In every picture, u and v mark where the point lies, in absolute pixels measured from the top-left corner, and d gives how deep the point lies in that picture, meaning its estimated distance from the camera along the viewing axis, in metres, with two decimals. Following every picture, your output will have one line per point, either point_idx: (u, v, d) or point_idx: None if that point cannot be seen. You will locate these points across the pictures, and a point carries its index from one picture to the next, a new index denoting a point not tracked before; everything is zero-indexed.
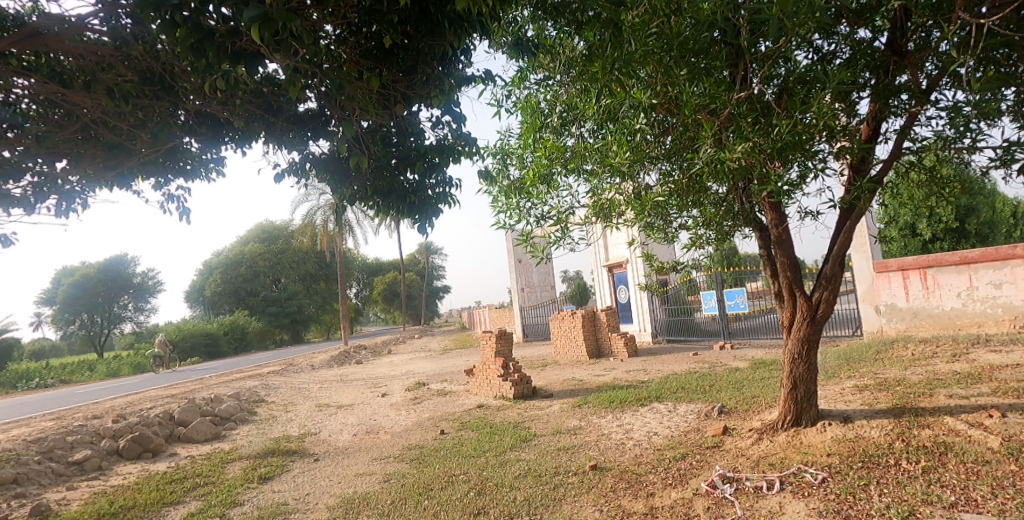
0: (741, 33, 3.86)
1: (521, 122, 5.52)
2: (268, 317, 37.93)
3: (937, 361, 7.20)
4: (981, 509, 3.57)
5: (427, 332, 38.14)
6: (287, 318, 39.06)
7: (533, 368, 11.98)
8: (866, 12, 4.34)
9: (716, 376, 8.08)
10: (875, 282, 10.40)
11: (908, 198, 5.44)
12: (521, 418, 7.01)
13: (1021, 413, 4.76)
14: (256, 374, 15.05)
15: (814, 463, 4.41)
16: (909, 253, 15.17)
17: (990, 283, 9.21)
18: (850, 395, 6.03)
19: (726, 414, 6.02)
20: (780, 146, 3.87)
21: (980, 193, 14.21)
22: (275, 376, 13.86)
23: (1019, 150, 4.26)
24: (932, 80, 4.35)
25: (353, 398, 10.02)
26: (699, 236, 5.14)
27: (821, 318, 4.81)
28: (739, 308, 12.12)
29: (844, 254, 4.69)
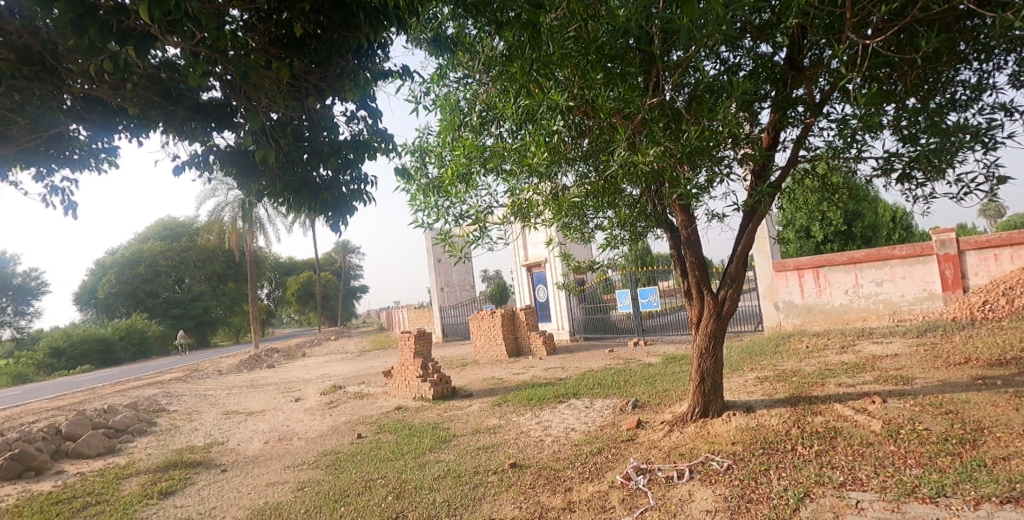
0: (654, 41, 4.02)
1: (440, 119, 5.43)
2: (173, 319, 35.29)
3: (829, 352, 7.83)
4: (866, 487, 3.92)
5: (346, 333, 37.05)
6: (193, 320, 36.56)
7: (453, 368, 11.92)
8: (768, 28, 4.63)
9: (630, 372, 8.38)
10: (775, 280, 11.12)
11: (804, 203, 5.84)
12: (441, 418, 6.93)
13: (899, 399, 5.28)
14: (155, 381, 13.96)
15: (720, 452, 4.65)
16: (804, 254, 16.52)
17: (873, 282, 10.17)
18: (752, 387, 6.44)
19: (639, 408, 6.25)
20: (689, 151, 4.10)
21: (865, 200, 15.72)
22: (175, 384, 12.90)
23: (897, 161, 4.68)
24: (825, 95, 4.69)
25: (264, 403, 9.54)
26: (614, 237, 5.29)
27: (725, 315, 5.06)
28: (652, 306, 12.72)
29: (747, 254, 4.96)
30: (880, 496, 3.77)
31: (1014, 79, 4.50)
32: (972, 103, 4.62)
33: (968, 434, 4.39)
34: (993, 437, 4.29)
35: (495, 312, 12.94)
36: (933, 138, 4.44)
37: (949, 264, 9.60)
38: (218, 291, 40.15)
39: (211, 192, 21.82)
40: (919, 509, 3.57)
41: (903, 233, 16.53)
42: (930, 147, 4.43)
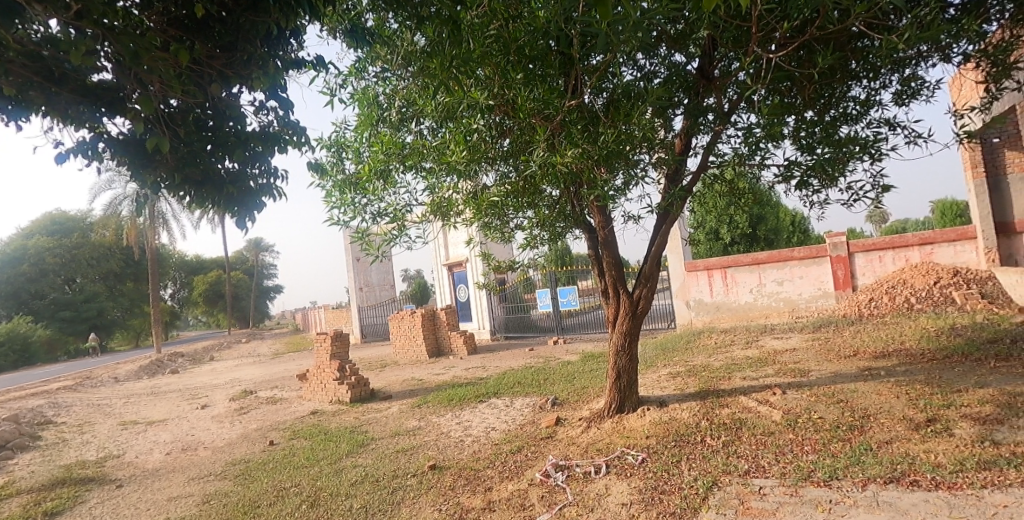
0: (574, 43, 4.11)
1: (357, 114, 5.28)
2: (58, 324, 32.39)
3: (735, 348, 8.29)
4: (768, 473, 4.17)
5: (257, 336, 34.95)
6: (85, 323, 33.87)
7: (371, 370, 11.64)
8: (681, 38, 4.79)
9: (550, 370, 8.52)
10: (686, 280, 11.65)
11: (713, 206, 6.15)
12: (359, 422, 6.74)
13: (797, 390, 5.66)
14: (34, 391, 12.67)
15: (635, 446, 4.81)
16: (713, 255, 17.48)
17: (775, 281, 10.88)
18: (666, 382, 6.70)
19: (558, 406, 6.36)
20: (606, 153, 4.22)
21: (768, 204, 16.84)
22: (61, 393, 11.77)
23: (796, 169, 5.01)
24: (732, 104, 4.94)
25: (166, 412, 8.91)
26: (534, 236, 5.35)
27: (640, 313, 5.24)
28: (571, 305, 12.98)
29: (661, 255, 5.14)
30: (781, 481, 4.02)
31: (898, 96, 4.90)
32: (861, 118, 5.01)
33: (857, 421, 4.77)
34: (877, 423, 4.69)
35: (416, 312, 12.77)
36: (828, 148, 4.77)
37: (841, 265, 10.44)
38: (114, 292, 37.06)
39: (107, 184, 20.16)
40: (815, 492, 3.84)
41: (800, 237, 17.85)
42: (825, 157, 4.76)
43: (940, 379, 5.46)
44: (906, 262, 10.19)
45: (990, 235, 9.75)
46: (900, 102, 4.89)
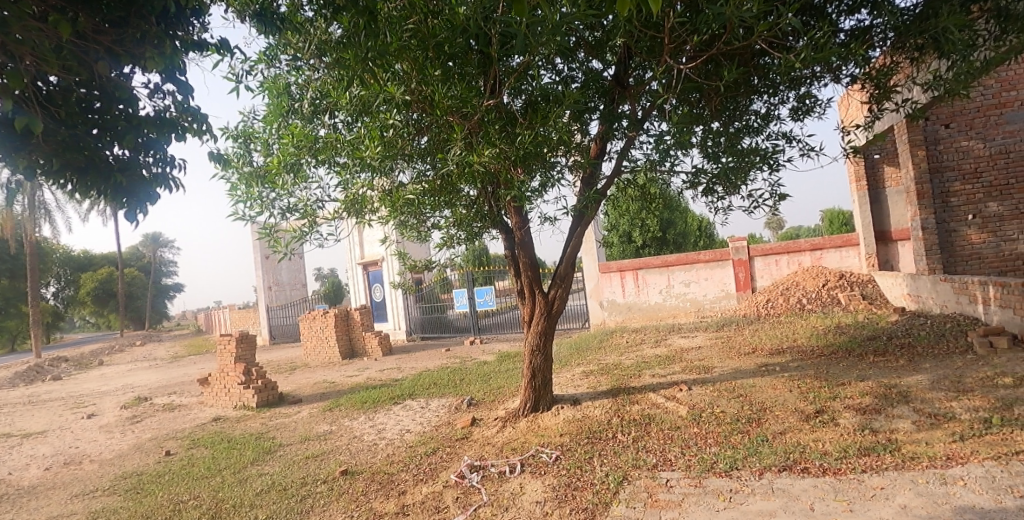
0: (493, 43, 4.20)
1: (267, 103, 5.15)
2: None
3: (645, 347, 8.62)
4: (673, 466, 4.35)
5: (150, 338, 32.25)
6: None
7: (279, 373, 11.16)
8: (599, 45, 4.97)
9: (466, 370, 8.53)
10: (600, 281, 12.03)
11: (626, 209, 6.40)
12: (265, 428, 6.43)
13: (701, 386, 5.97)
14: None
15: (549, 444, 4.88)
16: (625, 257, 18.16)
17: (682, 283, 11.53)
18: (579, 380, 6.87)
19: (474, 406, 6.36)
20: (523, 154, 4.34)
21: (677, 209, 17.74)
22: None
23: (702, 176, 5.29)
24: (645, 112, 5.14)
25: (45, 423, 8.11)
26: (451, 236, 5.39)
27: (555, 313, 5.35)
28: (487, 305, 13.17)
29: (576, 256, 5.27)
30: (685, 473, 4.21)
31: (794, 112, 5.27)
32: (762, 130, 5.35)
33: (754, 414, 5.07)
34: (772, 415, 5.01)
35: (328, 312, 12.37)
36: (732, 158, 5.07)
37: (742, 268, 11.27)
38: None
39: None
40: (716, 482, 4.04)
41: (705, 241, 19.00)
42: (729, 166, 5.06)
43: (826, 373, 5.94)
44: (798, 266, 11.10)
45: (871, 241, 10.46)
46: (796, 117, 5.26)
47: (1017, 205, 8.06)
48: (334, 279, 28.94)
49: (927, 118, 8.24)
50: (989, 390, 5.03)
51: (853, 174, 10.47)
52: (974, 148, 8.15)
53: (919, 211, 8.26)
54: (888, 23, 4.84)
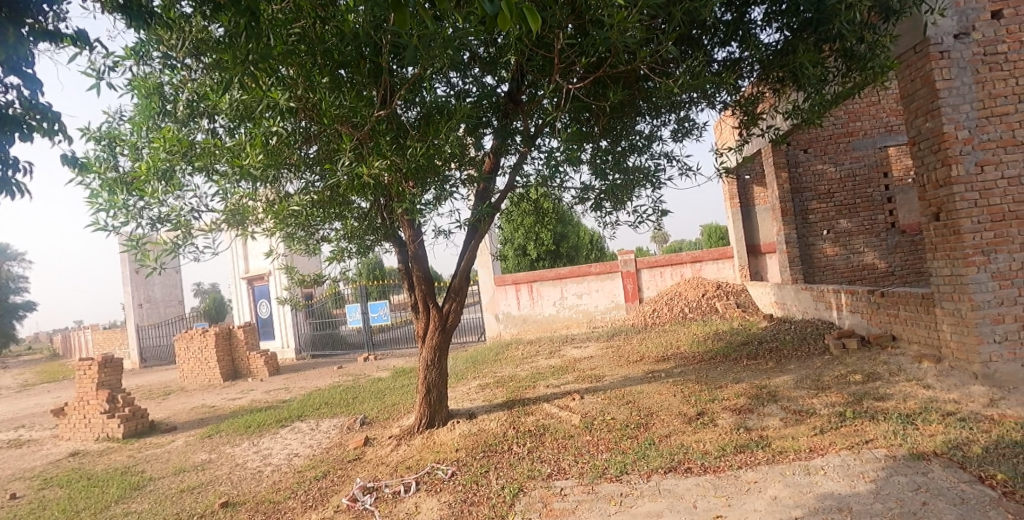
0: (384, 53, 4.27)
1: (135, 103, 4.92)
2: None
3: (539, 358, 8.83)
4: (567, 475, 4.46)
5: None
6: None
7: (153, 399, 10.26)
8: (491, 61, 5.13)
9: (358, 388, 8.34)
10: (496, 293, 12.37)
11: (519, 222, 6.75)
12: (133, 461, 5.88)
13: (592, 394, 6.21)
14: None
15: (445, 460, 4.85)
16: (520, 269, 18.56)
17: (575, 295, 12.16)
18: (475, 394, 6.91)
19: (367, 425, 6.23)
20: (414, 166, 4.40)
21: (569, 224, 18.44)
22: None
23: (590, 193, 5.54)
24: (537, 128, 5.40)
25: None
26: (341, 249, 5.49)
27: (450, 327, 5.49)
28: (382, 320, 13.32)
29: (469, 271, 5.43)
30: (578, 481, 4.32)
31: (675, 133, 5.65)
32: (646, 149, 5.70)
33: (642, 419, 5.32)
34: (658, 419, 5.29)
35: (207, 331, 11.71)
36: (619, 175, 5.40)
37: (630, 280, 12.06)
38: None
39: None
40: (607, 488, 4.18)
41: (596, 254, 19.89)
42: (616, 183, 5.38)
43: (706, 377, 6.38)
44: (681, 277, 12.08)
45: (743, 255, 11.46)
46: (677, 138, 5.64)
47: (864, 221, 9.09)
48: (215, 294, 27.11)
49: (788, 144, 9.17)
50: (843, 387, 5.63)
51: (728, 193, 11.33)
52: (828, 172, 9.13)
53: (783, 227, 9.18)
54: (754, 56, 5.31)
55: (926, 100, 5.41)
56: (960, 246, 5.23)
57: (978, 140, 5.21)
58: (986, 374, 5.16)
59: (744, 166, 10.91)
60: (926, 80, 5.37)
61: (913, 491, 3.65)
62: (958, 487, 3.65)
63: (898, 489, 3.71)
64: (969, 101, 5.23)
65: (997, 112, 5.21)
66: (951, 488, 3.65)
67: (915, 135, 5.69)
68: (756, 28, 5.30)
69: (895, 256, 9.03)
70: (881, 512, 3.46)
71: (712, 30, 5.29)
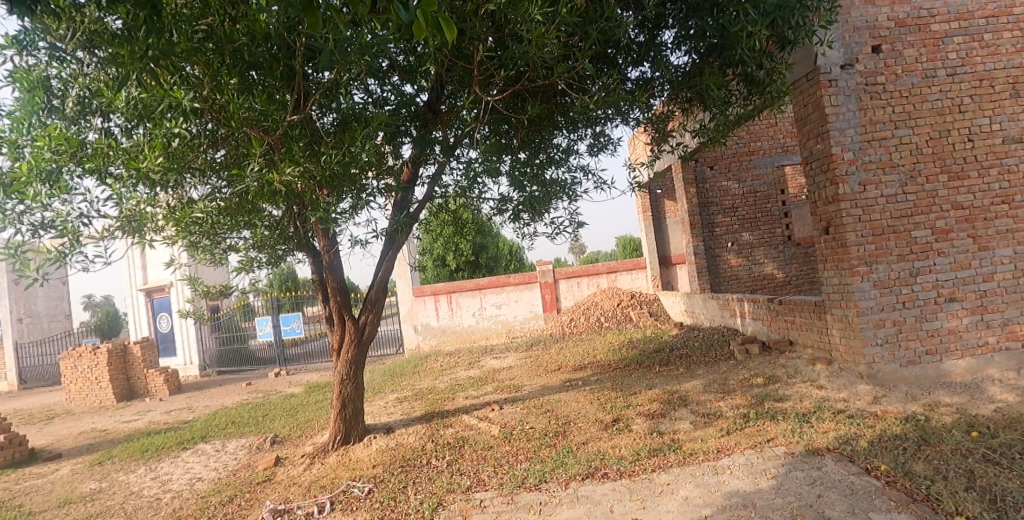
0: (297, 56, 4.14)
1: (15, 97, 4.48)
2: None
3: (459, 369, 8.83)
4: (486, 486, 4.46)
5: None
6: None
7: (36, 424, 9.33)
8: (411, 70, 5.12)
9: (268, 406, 8.03)
10: (414, 304, 12.34)
11: (439, 232, 6.78)
12: (8, 494, 5.31)
13: (511, 404, 6.30)
14: None
15: (361, 477, 4.73)
16: (439, 280, 18.51)
17: (494, 305, 12.32)
18: (392, 407, 6.82)
19: (278, 444, 6.01)
20: (329, 174, 4.31)
21: (489, 234, 18.61)
22: None
23: (508, 205, 5.67)
24: (456, 139, 5.53)
25: None
26: (250, 259, 5.26)
27: (366, 339, 5.40)
28: (295, 332, 12.90)
29: (386, 282, 5.38)
30: (498, 492, 4.33)
31: (590, 148, 5.87)
32: (563, 162, 5.88)
33: (560, 427, 5.43)
34: (576, 427, 5.41)
35: (99, 348, 10.87)
36: (536, 188, 5.54)
37: (548, 290, 12.41)
38: None
39: None
40: (527, 497, 4.21)
41: (515, 265, 20.17)
42: (533, 195, 5.53)
43: (621, 384, 6.62)
44: (597, 287, 12.59)
45: (656, 267, 11.99)
46: (592, 152, 5.85)
47: (764, 234, 9.77)
48: (107, 308, 25.10)
49: (696, 161, 9.73)
50: (746, 389, 5.99)
51: (642, 205, 11.79)
52: (732, 188, 9.76)
53: (691, 240, 9.72)
54: (665, 77, 5.60)
55: (817, 124, 5.91)
56: (847, 257, 5.72)
57: (861, 161, 5.72)
58: (870, 374, 5.66)
59: (656, 182, 11.48)
60: (817, 105, 5.86)
61: (810, 484, 3.93)
62: (848, 478, 3.96)
63: (797, 483, 3.98)
64: (853, 125, 5.75)
65: (877, 136, 5.75)
66: (843, 480, 3.95)
67: (807, 156, 6.20)
68: (667, 50, 5.60)
69: (791, 267, 9.75)
70: (782, 506, 3.69)
71: (626, 50, 5.53)
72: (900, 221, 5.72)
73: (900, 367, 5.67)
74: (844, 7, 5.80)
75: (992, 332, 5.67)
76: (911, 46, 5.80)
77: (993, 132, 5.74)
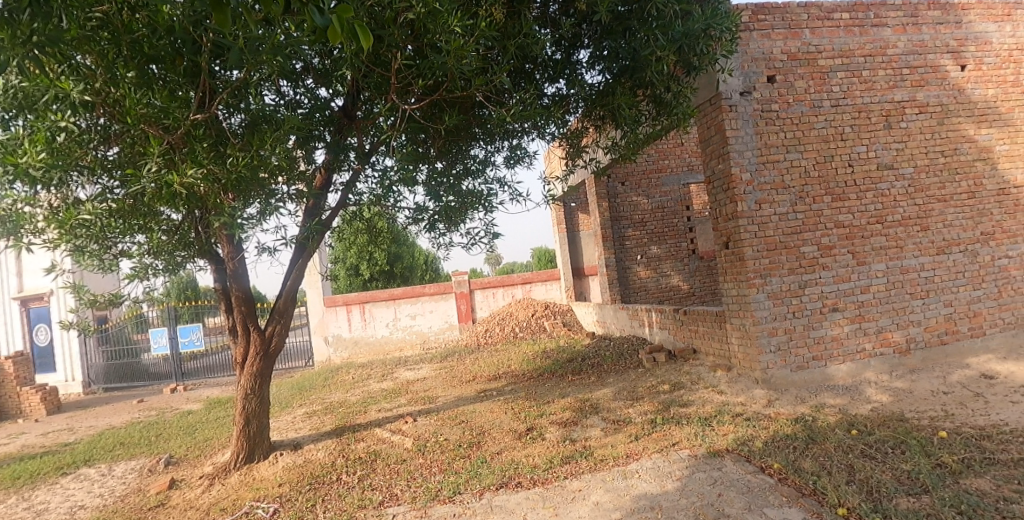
0: (203, 51, 3.93)
1: None
2: None
3: (371, 381, 8.62)
4: (399, 500, 4.36)
5: None
6: None
7: None
8: (326, 74, 5.01)
9: (163, 424, 7.48)
10: (326, 315, 11.96)
11: (353, 240, 6.65)
12: None
13: (425, 416, 6.24)
14: None
15: (265, 497, 4.49)
16: (353, 289, 18.04)
17: (409, 316, 12.18)
18: (301, 422, 6.55)
19: (173, 466, 5.59)
20: (235, 177, 4.10)
21: (404, 243, 18.41)
22: None
23: (424, 214, 5.64)
24: (372, 146, 5.42)
25: None
26: (145, 266, 4.91)
27: (272, 351, 5.16)
28: (194, 345, 12.31)
29: (295, 292, 5.17)
30: (412, 506, 4.25)
31: (507, 160, 5.96)
32: (480, 174, 5.93)
33: (474, 438, 5.43)
34: (490, 437, 5.43)
35: None
36: (452, 198, 5.55)
37: (463, 300, 12.41)
38: None
39: None
40: (441, 510, 4.16)
41: (430, 275, 20.08)
42: (449, 205, 5.54)
43: (534, 393, 6.74)
44: (512, 297, 12.76)
45: (569, 278, 12.26)
46: (509, 164, 5.94)
47: (671, 247, 10.34)
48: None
49: (609, 176, 10.14)
50: (654, 396, 6.27)
51: (556, 217, 12.11)
52: (641, 203, 10.24)
53: (603, 252, 10.08)
54: (579, 94, 5.79)
55: (719, 145, 6.33)
56: (745, 270, 6.15)
57: (757, 182, 6.19)
58: (765, 378, 6.09)
59: (571, 195, 11.85)
60: (719, 128, 6.28)
61: (711, 484, 4.16)
62: (746, 477, 4.23)
63: (700, 483, 4.20)
64: (751, 148, 6.21)
65: (771, 159, 6.24)
66: (741, 479, 4.22)
67: (710, 175, 6.62)
68: (582, 68, 5.80)
69: (695, 278, 10.34)
70: (686, 507, 3.88)
71: (543, 66, 5.69)
72: (790, 237, 6.22)
73: (791, 372, 6.14)
74: (743, 39, 6.26)
75: (869, 339, 6.26)
76: (801, 78, 6.35)
77: (869, 158, 6.38)
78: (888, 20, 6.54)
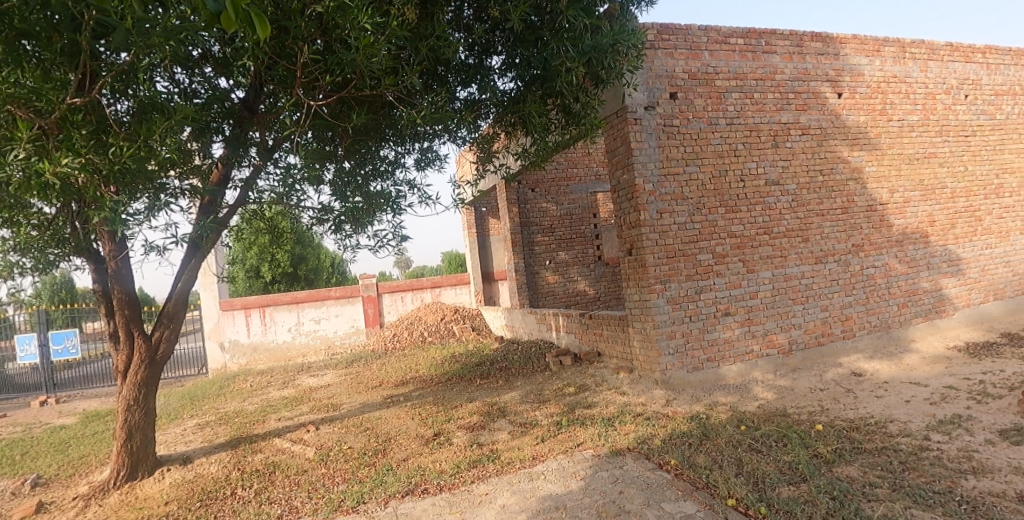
0: (83, 29, 3.56)
1: None
2: None
3: (271, 389, 8.19)
4: (299, 513, 4.17)
5: None
6: None
7: None
8: (225, 63, 4.73)
9: (31, 441, 6.72)
10: (221, 319, 11.15)
11: (253, 240, 6.31)
12: None
13: (328, 424, 6.04)
14: None
15: (149, 517, 4.14)
16: (252, 292, 17.06)
17: (312, 320, 11.71)
18: (191, 435, 6.10)
19: (40, 487, 5.01)
20: (117, 169, 3.77)
21: (309, 245, 17.73)
22: None
23: (329, 215, 5.46)
24: (275, 142, 5.17)
25: None
26: (10, 264, 4.43)
27: (160, 358, 4.78)
28: (68, 353, 11.13)
29: (187, 294, 4.81)
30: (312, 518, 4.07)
31: (417, 162, 5.90)
32: (389, 175, 5.83)
33: (379, 445, 5.31)
34: (396, 444, 5.33)
35: None
36: (360, 199, 5.40)
37: (371, 304, 12.22)
38: None
39: None
40: None
41: (337, 278, 19.49)
42: (355, 206, 5.39)
43: (442, 398, 6.71)
44: (421, 301, 12.68)
45: (478, 282, 12.40)
46: (419, 167, 5.89)
47: (579, 253, 10.68)
48: None
49: (519, 183, 10.33)
50: (560, 399, 6.44)
51: (467, 221, 12.15)
52: (550, 210, 10.51)
53: (513, 257, 10.23)
54: (491, 100, 5.83)
55: (624, 156, 6.62)
56: (647, 276, 6.46)
57: (659, 192, 6.54)
58: (664, 379, 6.42)
59: (481, 200, 11.96)
60: (624, 140, 6.57)
61: (613, 483, 4.32)
62: (645, 474, 4.44)
63: (602, 482, 4.35)
64: (654, 160, 6.54)
65: (672, 172, 6.61)
66: (640, 476, 4.42)
67: (616, 185, 6.91)
68: (495, 74, 5.86)
69: (601, 284, 10.71)
70: (589, 505, 4.01)
71: (455, 70, 5.68)
72: (688, 246, 6.62)
73: (687, 373, 6.52)
74: (648, 56, 6.59)
75: (756, 341, 6.79)
76: (700, 97, 6.79)
77: (758, 175, 6.93)
78: (777, 48, 7.14)
